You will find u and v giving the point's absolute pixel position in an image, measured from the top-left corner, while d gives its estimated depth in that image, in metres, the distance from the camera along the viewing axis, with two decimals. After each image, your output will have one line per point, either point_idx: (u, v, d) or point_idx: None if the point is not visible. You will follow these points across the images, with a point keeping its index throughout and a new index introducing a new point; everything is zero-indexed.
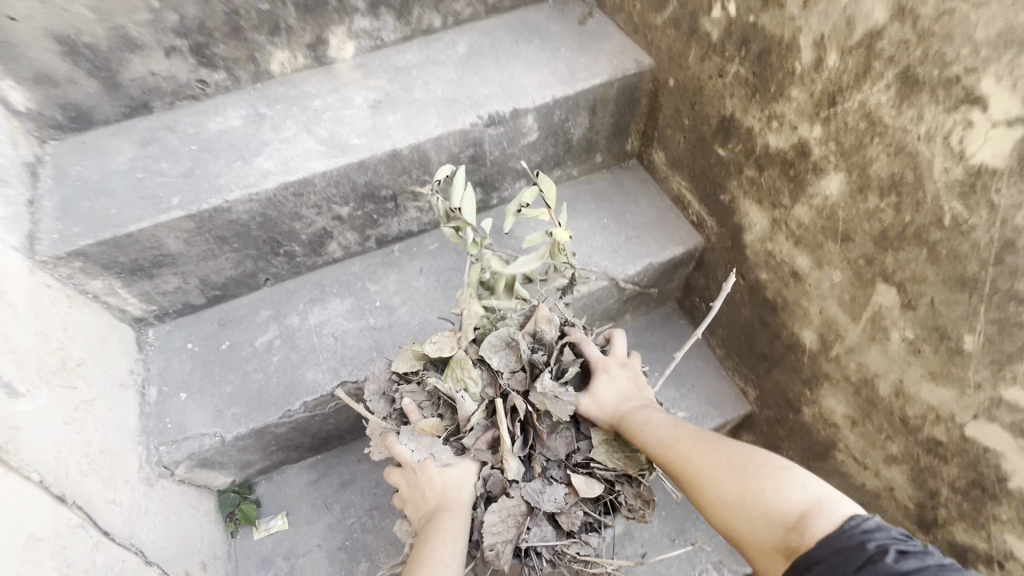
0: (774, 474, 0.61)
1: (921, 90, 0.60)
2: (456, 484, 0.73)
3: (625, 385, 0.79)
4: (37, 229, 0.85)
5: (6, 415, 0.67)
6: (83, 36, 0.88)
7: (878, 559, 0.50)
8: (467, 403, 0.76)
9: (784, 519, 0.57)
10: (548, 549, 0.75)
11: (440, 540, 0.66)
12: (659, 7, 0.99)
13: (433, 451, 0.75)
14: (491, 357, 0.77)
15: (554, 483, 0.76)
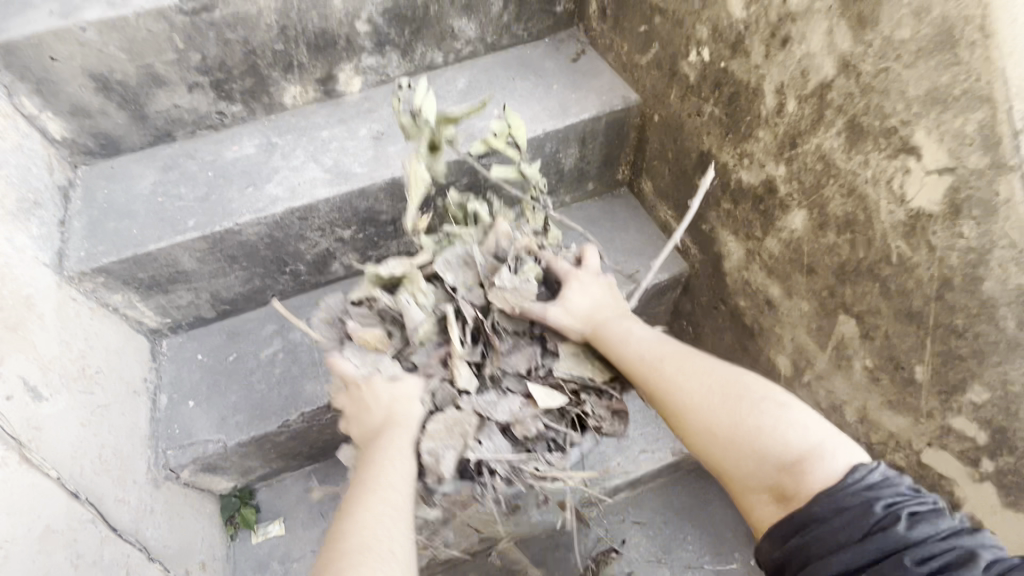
0: (769, 416, 0.64)
1: (866, 138, 0.65)
2: (405, 399, 0.73)
3: (598, 293, 0.82)
4: (66, 247, 0.93)
5: (31, 416, 0.74)
6: (115, 74, 0.96)
7: (891, 527, 0.54)
8: (415, 312, 0.75)
9: (783, 460, 0.61)
10: (504, 465, 0.74)
11: (391, 460, 0.67)
12: (644, 49, 1.05)
13: (378, 367, 0.75)
14: (445, 274, 0.80)
15: (509, 395, 0.77)
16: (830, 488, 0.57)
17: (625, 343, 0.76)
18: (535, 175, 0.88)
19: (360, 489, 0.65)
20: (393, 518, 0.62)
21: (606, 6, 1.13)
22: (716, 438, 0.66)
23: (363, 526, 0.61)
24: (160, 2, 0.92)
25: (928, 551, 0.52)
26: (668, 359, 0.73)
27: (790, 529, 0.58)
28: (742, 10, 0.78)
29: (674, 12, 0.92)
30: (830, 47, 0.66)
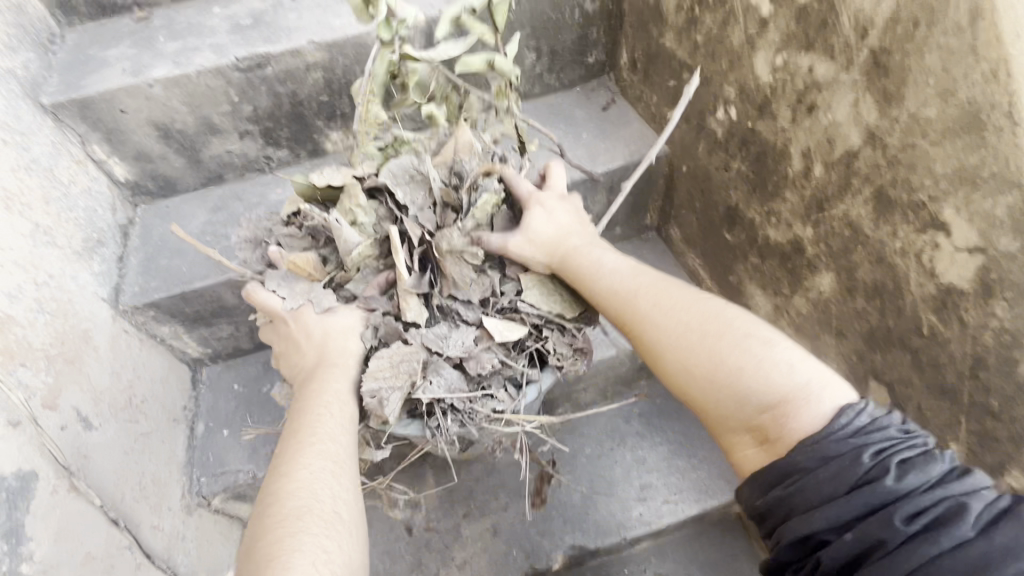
0: (756, 355, 0.68)
1: (893, 209, 0.65)
2: (337, 336, 0.79)
3: (563, 220, 0.85)
4: (122, 282, 1.00)
5: (81, 445, 0.79)
6: (176, 124, 1.04)
7: (878, 480, 0.56)
8: (347, 230, 0.76)
9: (765, 403, 0.65)
10: (454, 399, 0.78)
11: (323, 413, 0.73)
12: (673, 101, 1.06)
13: (312, 297, 0.79)
14: (396, 190, 0.81)
15: (462, 328, 0.80)
16: (817, 439, 0.60)
17: (596, 277, 0.81)
18: (506, 67, 0.85)
19: (292, 444, 0.71)
20: (331, 472, 0.69)
21: (636, 59, 1.16)
22: (698, 377, 0.70)
23: (300, 483, 0.66)
24: (219, 61, 1.00)
25: (914, 503, 0.54)
26: (642, 294, 0.78)
27: (777, 479, 0.61)
28: (769, 73, 0.78)
29: (703, 70, 0.94)
30: (856, 117, 0.66)
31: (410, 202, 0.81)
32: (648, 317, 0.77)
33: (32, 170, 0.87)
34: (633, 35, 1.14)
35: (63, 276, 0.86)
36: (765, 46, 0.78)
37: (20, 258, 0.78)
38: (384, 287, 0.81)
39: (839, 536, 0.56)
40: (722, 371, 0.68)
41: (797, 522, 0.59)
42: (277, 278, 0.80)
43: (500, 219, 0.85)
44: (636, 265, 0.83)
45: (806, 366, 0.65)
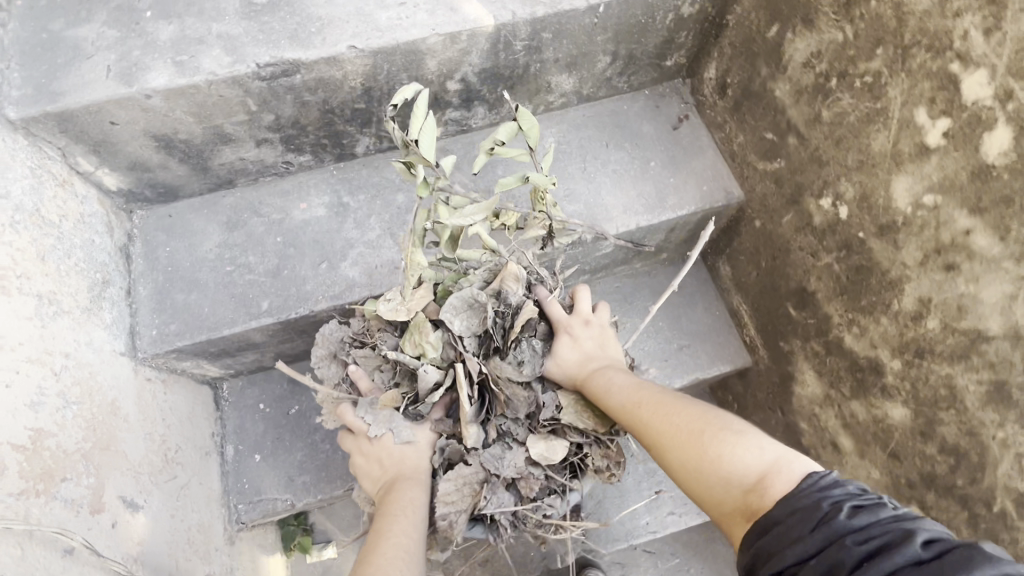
0: (730, 438, 0.64)
1: (1009, 406, 0.63)
2: (415, 453, 0.79)
3: (587, 343, 0.81)
4: (136, 323, 0.89)
5: (133, 532, 0.76)
6: (179, 134, 0.85)
7: (834, 517, 0.52)
8: (430, 373, 0.76)
9: (745, 483, 0.60)
10: (508, 515, 0.79)
11: (401, 514, 0.70)
12: (765, 155, 0.94)
13: (393, 426, 0.78)
14: (455, 322, 0.76)
15: (513, 449, 0.79)
16: (784, 496, 0.57)
17: (605, 394, 0.75)
18: (544, 182, 0.74)
19: (371, 540, 0.67)
20: (403, 566, 0.63)
21: (729, 84, 0.99)
22: (688, 473, 0.65)
23: (377, 568, 0.62)
24: (234, 67, 0.79)
25: (869, 533, 0.50)
26: (642, 406, 0.71)
27: (752, 534, 0.57)
28: (907, 203, 0.69)
29: (818, 148, 0.82)
30: (1004, 308, 0.61)
31: (466, 331, 0.77)
32: (647, 424, 0.70)
33: (19, 222, 0.71)
34: (731, 54, 0.96)
35: (81, 347, 0.76)
36: (913, 173, 0.67)
37: (33, 352, 0.68)
38: (448, 407, 0.82)
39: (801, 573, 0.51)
40: (704, 461, 0.64)
41: (768, 568, 0.53)
42: (365, 404, 0.80)
43: (533, 340, 0.81)
44: (642, 379, 0.76)
45: (776, 444, 0.63)
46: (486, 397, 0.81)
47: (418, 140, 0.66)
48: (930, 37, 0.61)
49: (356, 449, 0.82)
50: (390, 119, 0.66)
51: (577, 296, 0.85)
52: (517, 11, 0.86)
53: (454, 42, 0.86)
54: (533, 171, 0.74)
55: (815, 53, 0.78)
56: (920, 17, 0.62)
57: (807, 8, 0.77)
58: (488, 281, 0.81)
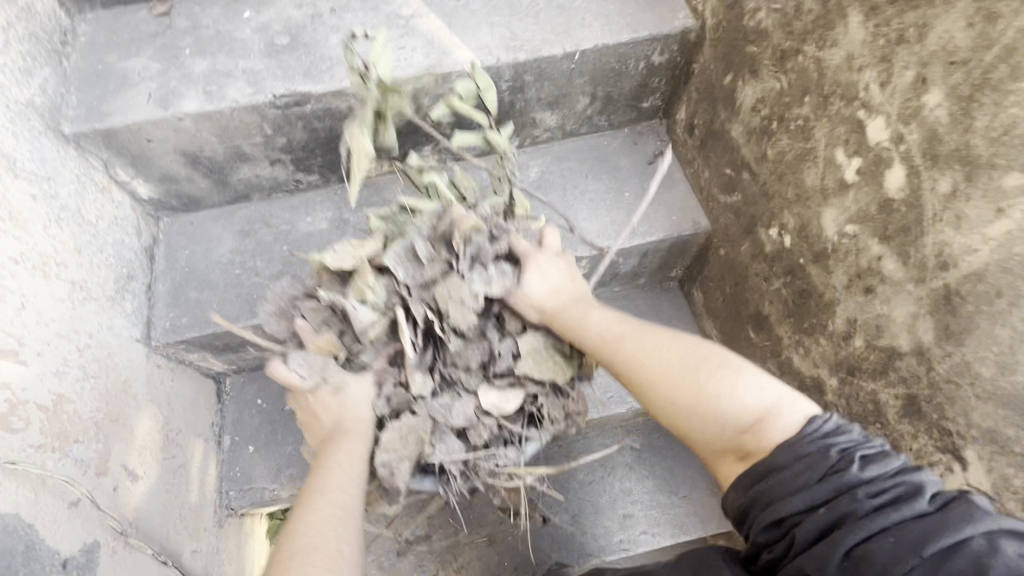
0: (730, 379, 0.69)
1: (920, 419, 0.69)
2: (355, 405, 0.81)
3: (558, 276, 0.86)
4: (153, 315, 1.01)
5: (131, 498, 0.85)
6: (204, 152, 0.98)
7: (846, 469, 0.58)
8: (362, 314, 0.81)
9: (742, 424, 0.66)
10: (458, 464, 0.83)
11: (337, 467, 0.74)
12: (726, 189, 1.03)
13: (326, 377, 0.80)
14: (397, 269, 0.82)
15: (464, 398, 0.84)
16: (791, 439, 0.62)
17: (583, 329, 0.81)
18: (497, 139, 0.90)
19: (307, 497, 0.71)
20: (338, 522, 0.68)
21: (696, 124, 1.09)
22: (681, 411, 0.71)
23: (307, 527, 0.66)
24: (254, 97, 0.92)
25: (878, 485, 0.57)
26: (627, 341, 0.78)
27: (755, 476, 0.63)
28: (835, 233, 0.77)
29: (766, 183, 0.91)
30: (911, 326, 0.67)
31: (410, 278, 0.83)
32: (633, 356, 0.77)
33: (63, 219, 0.83)
34: (698, 98, 1.07)
35: (102, 330, 0.87)
36: (838, 206, 0.75)
37: (63, 328, 0.79)
38: (392, 358, 0.86)
39: (807, 517, 0.58)
40: (701, 398, 0.70)
41: (776, 509, 0.60)
42: (298, 356, 0.81)
43: (499, 266, 0.84)
44: (624, 317, 0.82)
45: (774, 385, 0.68)
46: (433, 345, 0.85)
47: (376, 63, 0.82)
48: (842, 88, 0.70)
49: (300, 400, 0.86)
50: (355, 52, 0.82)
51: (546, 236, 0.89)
52: (501, 57, 0.98)
53: (446, 82, 0.98)
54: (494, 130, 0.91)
55: (760, 100, 0.87)
56: (834, 71, 0.72)
57: (752, 60, 0.88)
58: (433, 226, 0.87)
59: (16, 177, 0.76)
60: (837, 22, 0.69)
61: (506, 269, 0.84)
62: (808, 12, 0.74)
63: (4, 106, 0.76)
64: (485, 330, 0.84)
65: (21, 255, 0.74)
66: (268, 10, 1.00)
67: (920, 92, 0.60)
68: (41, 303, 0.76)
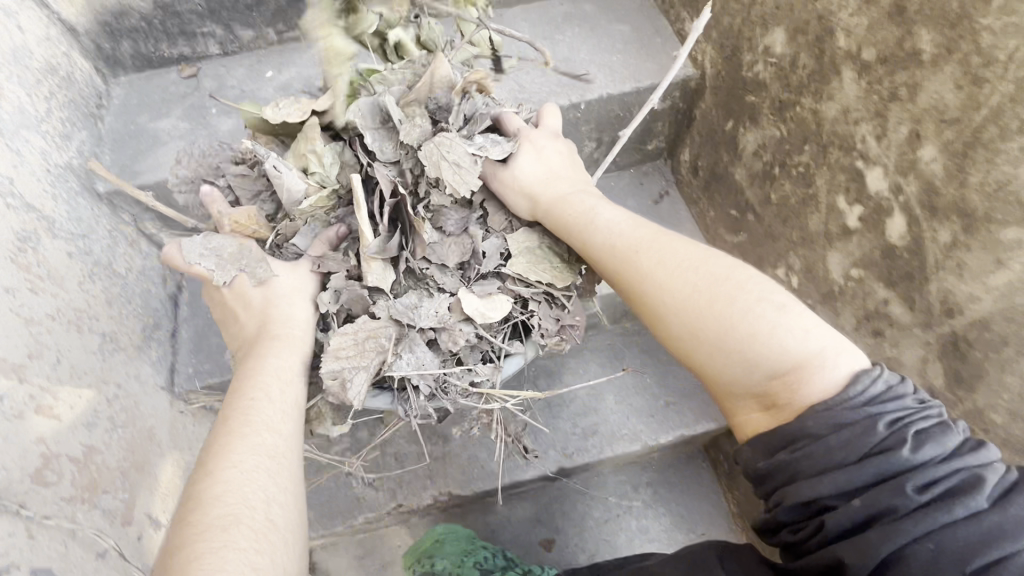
0: (769, 317, 0.64)
1: None
2: (278, 301, 0.82)
3: (555, 160, 0.89)
4: (176, 361, 1.04)
5: (154, 547, 0.86)
6: None
7: (895, 451, 0.54)
8: (297, 182, 0.82)
9: (776, 369, 0.62)
10: (429, 379, 0.85)
11: (256, 388, 0.73)
12: (732, 229, 1.06)
13: (243, 268, 0.82)
14: (365, 134, 0.84)
15: (438, 296, 0.86)
16: (833, 399, 0.58)
17: (591, 227, 0.80)
18: None
19: (229, 429, 0.68)
20: (262, 465, 0.66)
21: (700, 166, 1.13)
22: (703, 345, 0.67)
23: (225, 487, 0.63)
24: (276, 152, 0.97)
25: (928, 471, 0.53)
26: (642, 251, 0.76)
27: (780, 443, 0.60)
28: (841, 276, 0.79)
29: (770, 224, 0.93)
30: (921, 371, 0.68)
31: (380, 152, 0.85)
32: (649, 272, 0.74)
33: (95, 273, 0.87)
34: (700, 141, 1.10)
35: (129, 379, 0.90)
36: (843, 250, 0.77)
37: (93, 380, 0.81)
38: (334, 244, 0.88)
39: (843, 504, 0.56)
40: (731, 335, 0.65)
41: (806, 490, 0.57)
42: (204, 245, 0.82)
43: (492, 139, 0.87)
44: (635, 220, 0.81)
45: (822, 331, 0.63)
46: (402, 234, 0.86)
47: None
48: (840, 139, 0.73)
49: (217, 296, 0.86)
50: None
51: (541, 116, 0.93)
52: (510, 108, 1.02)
53: None
54: None
55: (761, 145, 0.91)
56: (831, 122, 0.74)
57: (752, 108, 0.91)
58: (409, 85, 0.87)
59: (54, 237, 0.80)
60: (831, 77, 0.72)
61: (500, 140, 0.86)
62: (802, 66, 0.78)
63: (44, 170, 0.81)
64: (468, 227, 0.89)
65: (57, 311, 0.77)
66: (290, 70, 1.06)
67: (915, 146, 0.63)
68: (74, 357, 0.79)
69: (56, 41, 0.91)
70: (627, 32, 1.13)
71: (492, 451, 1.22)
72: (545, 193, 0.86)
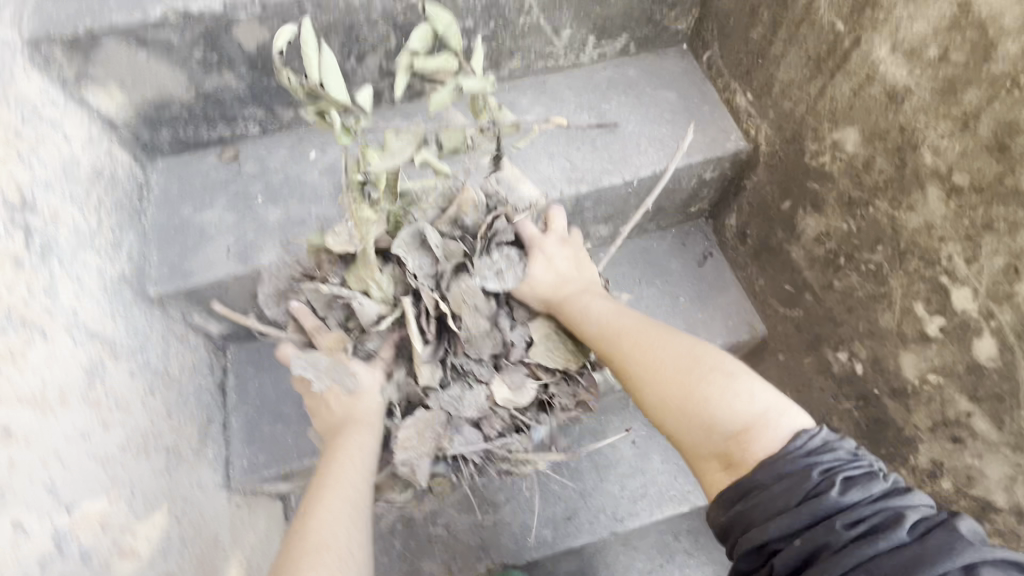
0: (722, 384, 0.73)
1: None
2: (365, 396, 0.84)
3: (562, 264, 0.90)
4: (230, 453, 1.03)
5: None
6: None
7: (825, 494, 0.61)
8: (366, 307, 0.85)
9: (728, 431, 0.70)
10: (477, 455, 0.89)
11: (347, 458, 0.78)
12: (785, 302, 1.06)
13: (334, 378, 0.82)
14: (407, 258, 0.84)
15: (475, 387, 0.87)
16: (773, 455, 0.65)
17: (583, 319, 0.85)
18: (476, 85, 0.78)
19: (323, 483, 0.75)
20: (350, 515, 0.71)
21: (748, 235, 1.12)
22: (671, 411, 0.75)
23: (321, 521, 0.69)
24: None
25: (856, 513, 0.59)
26: (625, 336, 0.82)
27: (736, 494, 0.66)
28: (915, 377, 0.80)
29: (831, 308, 0.93)
30: (1008, 487, 0.69)
31: (420, 268, 0.85)
32: (630, 353, 0.81)
33: (154, 385, 0.85)
34: (750, 212, 1.10)
35: (192, 489, 0.88)
36: (918, 353, 0.78)
37: (163, 502, 0.80)
38: (397, 347, 0.89)
39: (788, 545, 0.61)
40: (692, 402, 0.73)
41: (756, 534, 0.63)
42: (304, 357, 0.82)
43: (505, 249, 0.89)
44: (625, 310, 0.86)
45: (766, 394, 0.71)
46: (444, 335, 0.87)
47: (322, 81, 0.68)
48: (922, 250, 0.73)
49: (307, 392, 0.89)
50: (288, 69, 0.69)
51: (551, 217, 0.93)
52: (564, 190, 1.01)
53: None
54: (466, 78, 0.78)
55: (824, 234, 0.90)
56: (910, 232, 0.74)
57: (815, 196, 0.90)
58: (442, 209, 0.89)
59: (117, 360, 0.78)
60: (914, 190, 0.72)
61: (513, 253, 0.89)
62: (878, 170, 0.77)
63: (101, 289, 0.78)
64: (498, 320, 0.88)
65: (126, 440, 0.75)
66: (334, 150, 1.03)
67: (1011, 279, 0.63)
68: (145, 485, 0.77)
69: (98, 141, 0.86)
70: (674, 99, 1.10)
71: (542, 517, 1.23)
72: (551, 298, 0.88)
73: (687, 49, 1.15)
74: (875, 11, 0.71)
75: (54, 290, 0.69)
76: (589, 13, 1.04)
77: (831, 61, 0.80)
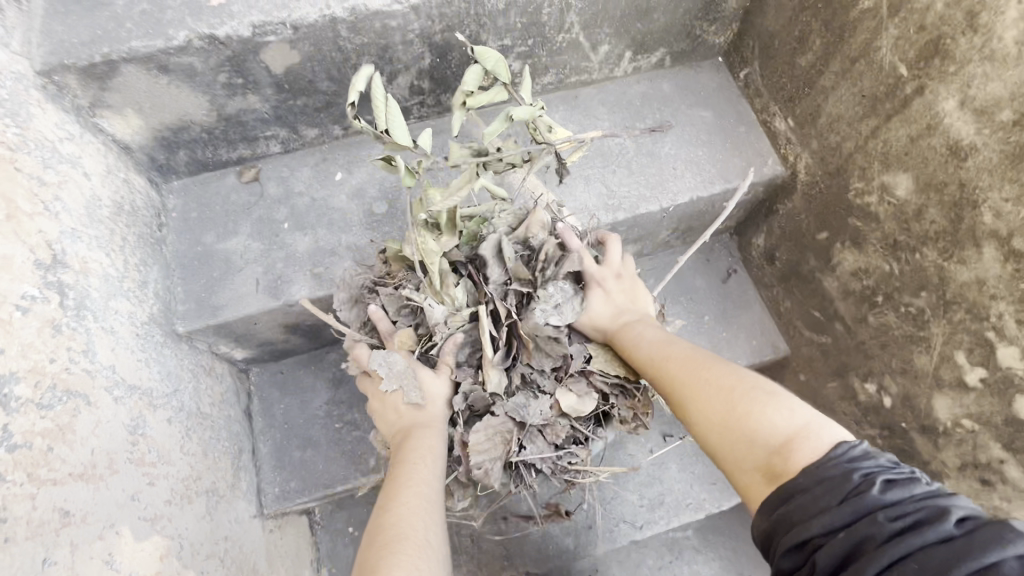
0: (762, 398, 0.64)
1: None
2: (437, 400, 0.77)
3: (619, 297, 0.83)
4: (261, 480, 1.02)
5: None
6: (308, 322, 0.97)
7: (865, 491, 0.52)
8: (437, 310, 0.78)
9: (769, 444, 0.60)
10: (546, 462, 0.81)
11: (421, 459, 0.68)
12: (813, 327, 1.07)
13: (407, 383, 0.75)
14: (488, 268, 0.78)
15: (539, 396, 0.80)
16: (814, 461, 0.57)
17: (633, 349, 0.78)
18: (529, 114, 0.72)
19: (393, 485, 0.65)
20: (429, 515, 0.63)
21: (777, 257, 1.12)
22: (712, 426, 0.66)
23: (398, 519, 0.61)
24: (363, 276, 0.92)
25: (900, 509, 0.50)
26: (672, 358, 0.73)
27: (776, 499, 0.57)
28: (948, 419, 0.82)
29: (864, 340, 0.95)
30: None
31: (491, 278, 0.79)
32: (676, 377, 0.72)
33: (191, 427, 0.83)
34: (780, 236, 1.09)
35: (232, 525, 0.88)
36: (954, 398, 0.80)
37: (210, 547, 0.79)
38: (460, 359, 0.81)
39: (828, 542, 0.51)
40: (732, 416, 0.65)
41: (792, 536, 0.54)
42: (380, 354, 0.76)
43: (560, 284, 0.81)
44: (678, 338, 0.78)
45: (808, 408, 0.62)
46: (513, 345, 0.80)
47: (389, 129, 0.64)
48: (970, 305, 0.74)
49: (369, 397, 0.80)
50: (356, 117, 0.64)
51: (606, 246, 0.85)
52: (602, 218, 0.99)
53: None
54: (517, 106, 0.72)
55: (864, 269, 0.91)
56: (959, 285, 0.75)
57: (856, 233, 0.90)
58: (512, 227, 0.82)
59: (156, 411, 0.75)
60: (968, 248, 0.73)
61: (567, 288, 0.80)
62: (929, 220, 0.77)
63: (135, 336, 0.75)
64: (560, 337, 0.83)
65: (172, 493, 0.74)
66: (360, 169, 0.97)
67: None
68: (192, 534, 0.76)
69: (116, 171, 0.80)
70: (710, 118, 1.06)
71: (563, 526, 1.26)
72: (609, 331, 0.81)
73: (723, 63, 1.11)
74: (946, 62, 0.71)
75: (92, 349, 0.65)
76: (629, 30, 0.99)
77: (888, 104, 0.80)
